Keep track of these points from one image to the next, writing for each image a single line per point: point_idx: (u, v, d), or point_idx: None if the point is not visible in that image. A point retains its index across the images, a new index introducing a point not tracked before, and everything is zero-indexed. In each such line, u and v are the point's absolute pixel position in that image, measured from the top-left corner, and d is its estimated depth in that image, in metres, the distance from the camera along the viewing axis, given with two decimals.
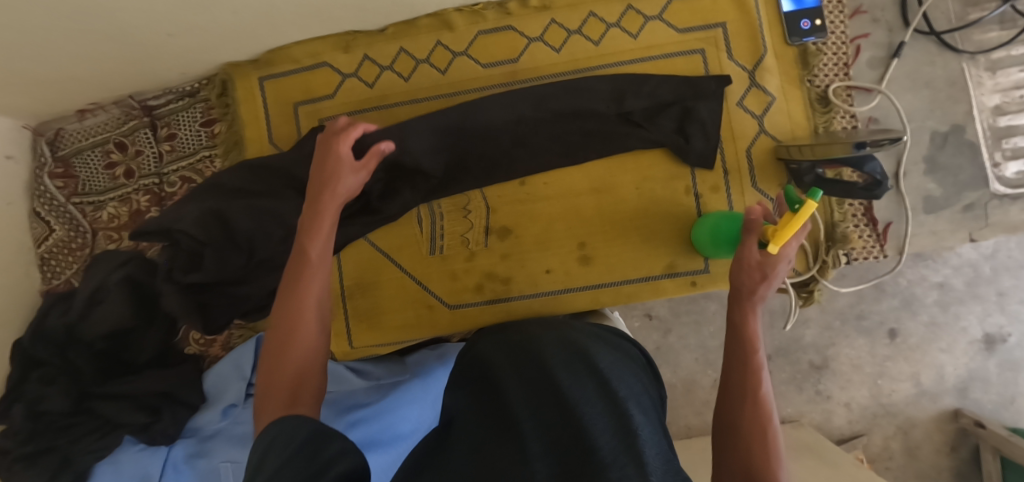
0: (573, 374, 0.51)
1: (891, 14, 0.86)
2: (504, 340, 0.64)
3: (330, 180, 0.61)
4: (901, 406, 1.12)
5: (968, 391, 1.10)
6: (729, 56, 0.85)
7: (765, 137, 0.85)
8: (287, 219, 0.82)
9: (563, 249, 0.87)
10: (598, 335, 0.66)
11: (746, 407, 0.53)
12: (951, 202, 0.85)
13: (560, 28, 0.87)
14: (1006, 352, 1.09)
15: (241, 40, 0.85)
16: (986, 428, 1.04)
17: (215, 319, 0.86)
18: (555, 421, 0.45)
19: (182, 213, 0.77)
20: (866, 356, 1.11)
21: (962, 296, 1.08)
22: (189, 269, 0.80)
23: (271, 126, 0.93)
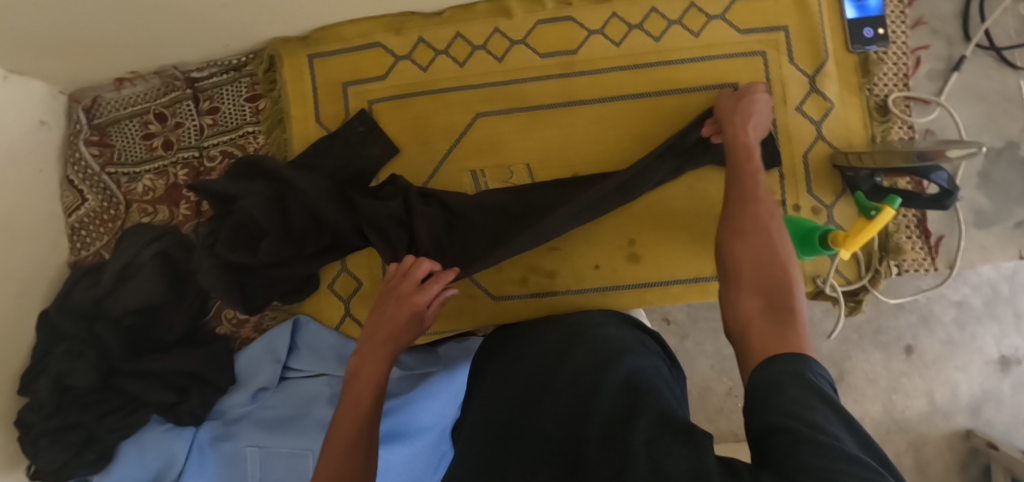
0: (578, 369, 0.61)
1: (952, 27, 0.85)
2: (540, 333, 0.72)
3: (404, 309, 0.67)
4: (913, 422, 1.05)
5: (981, 411, 1.03)
6: (789, 59, 0.84)
7: (822, 144, 0.84)
8: (329, 209, 0.82)
9: (611, 245, 0.84)
10: (622, 329, 0.68)
11: (747, 198, 0.60)
12: (1002, 217, 0.83)
13: (620, 22, 0.86)
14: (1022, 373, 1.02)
15: (293, 15, 0.83)
16: (999, 449, 0.97)
17: (255, 299, 0.84)
18: (569, 413, 0.57)
19: (252, 189, 0.81)
20: (881, 370, 1.05)
21: (979, 316, 1.02)
22: (236, 247, 0.79)
23: (316, 105, 0.91)
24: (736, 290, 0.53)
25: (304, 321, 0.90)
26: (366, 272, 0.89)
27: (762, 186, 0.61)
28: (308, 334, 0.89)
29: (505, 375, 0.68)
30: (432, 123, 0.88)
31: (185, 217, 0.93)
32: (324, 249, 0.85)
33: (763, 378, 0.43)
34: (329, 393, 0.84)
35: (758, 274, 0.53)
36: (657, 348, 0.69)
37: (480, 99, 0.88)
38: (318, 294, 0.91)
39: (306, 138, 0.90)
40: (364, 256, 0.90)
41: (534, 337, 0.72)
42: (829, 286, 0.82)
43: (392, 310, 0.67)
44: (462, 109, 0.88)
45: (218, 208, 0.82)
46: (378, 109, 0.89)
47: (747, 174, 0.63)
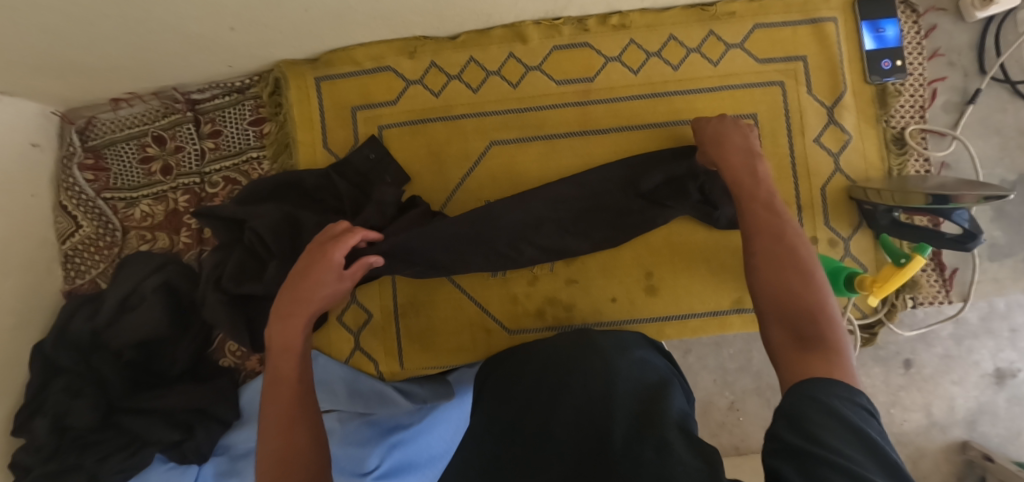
0: (587, 377, 0.65)
1: (968, 59, 0.85)
2: (550, 349, 0.73)
3: (311, 288, 0.63)
4: (911, 436, 1.01)
5: (977, 424, 0.99)
6: (807, 90, 0.84)
7: (839, 177, 0.83)
8: None
9: (629, 277, 0.83)
10: (648, 351, 0.71)
11: (758, 223, 0.56)
12: (1014, 250, 0.84)
13: (637, 49, 0.85)
14: (1016, 387, 0.99)
15: (303, 38, 0.80)
16: (994, 462, 0.94)
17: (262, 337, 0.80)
18: (585, 419, 0.61)
19: (261, 212, 0.77)
20: (880, 384, 1.02)
21: (976, 330, 0.99)
22: (241, 278, 0.76)
23: (324, 129, 0.88)
24: (769, 324, 0.50)
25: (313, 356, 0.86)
26: (376, 303, 0.86)
27: (780, 206, 0.57)
28: (317, 369, 0.86)
29: (519, 386, 0.71)
30: (446, 151, 0.86)
31: (185, 244, 0.90)
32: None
33: (787, 403, 0.41)
34: (339, 429, 0.79)
35: (788, 304, 0.49)
36: (664, 361, 0.72)
37: (496, 126, 0.86)
38: (327, 327, 0.87)
39: (315, 163, 0.88)
40: (375, 286, 0.86)
41: (539, 348, 0.74)
42: (846, 319, 0.82)
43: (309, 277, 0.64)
44: (477, 136, 0.86)
45: (226, 236, 0.79)
46: (389, 135, 0.87)
47: (757, 195, 0.59)
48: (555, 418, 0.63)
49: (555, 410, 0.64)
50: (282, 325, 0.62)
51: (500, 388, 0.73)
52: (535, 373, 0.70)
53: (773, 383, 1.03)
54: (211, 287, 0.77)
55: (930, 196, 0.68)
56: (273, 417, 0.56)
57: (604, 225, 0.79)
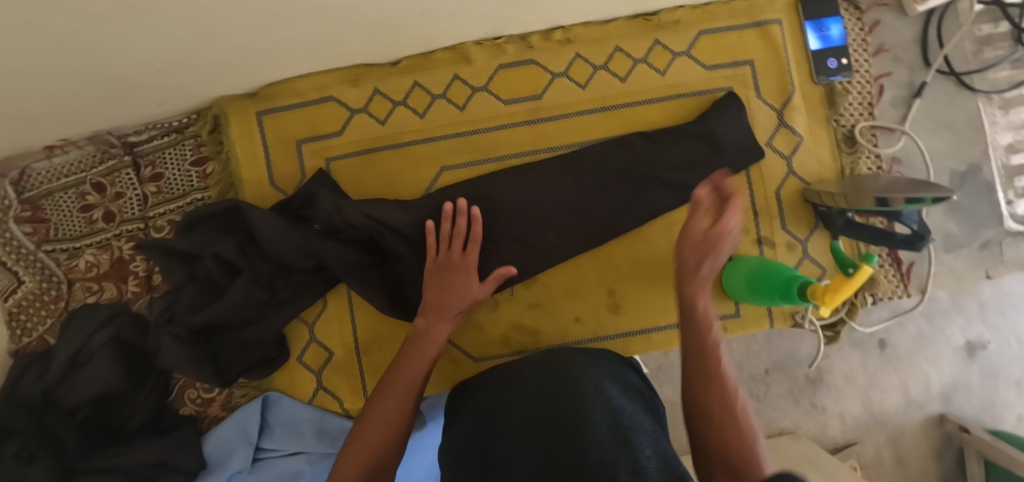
0: (557, 403, 0.61)
1: (913, 54, 0.85)
2: (515, 377, 0.68)
3: (453, 273, 0.73)
4: (891, 415, 1.01)
5: (952, 398, 1.00)
6: (757, 94, 0.83)
7: (793, 179, 0.83)
8: (287, 260, 0.76)
9: (591, 297, 0.82)
10: (614, 368, 0.69)
11: (693, 326, 0.54)
12: (969, 241, 0.85)
13: (584, 63, 0.83)
14: (986, 359, 1.00)
15: (238, 74, 0.78)
16: (971, 432, 0.94)
17: (229, 370, 0.78)
18: (554, 455, 0.57)
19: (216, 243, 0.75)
20: (858, 368, 1.01)
21: (947, 308, 0.98)
22: (194, 309, 0.74)
23: (270, 165, 0.85)
24: (699, 409, 0.51)
25: (276, 398, 0.83)
26: (337, 341, 0.84)
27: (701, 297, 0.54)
28: (281, 411, 0.83)
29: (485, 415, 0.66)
30: (397, 179, 0.84)
31: (135, 292, 0.87)
32: (295, 297, 0.80)
33: None
34: (310, 471, 0.79)
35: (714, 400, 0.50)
36: (636, 379, 0.70)
37: (446, 151, 0.84)
38: (287, 367, 0.85)
39: (262, 201, 0.85)
40: (334, 323, 0.84)
41: (509, 374, 0.69)
42: (808, 321, 0.82)
43: (435, 283, 0.73)
44: (427, 163, 0.84)
45: (172, 272, 0.75)
46: (337, 166, 0.84)
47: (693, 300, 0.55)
48: (529, 446, 0.59)
49: (521, 432, 0.61)
50: (432, 284, 0.73)
51: (467, 412, 0.69)
52: (496, 393, 0.67)
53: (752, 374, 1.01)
54: (162, 329, 0.74)
55: (876, 200, 0.68)
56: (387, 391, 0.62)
57: (561, 241, 0.80)
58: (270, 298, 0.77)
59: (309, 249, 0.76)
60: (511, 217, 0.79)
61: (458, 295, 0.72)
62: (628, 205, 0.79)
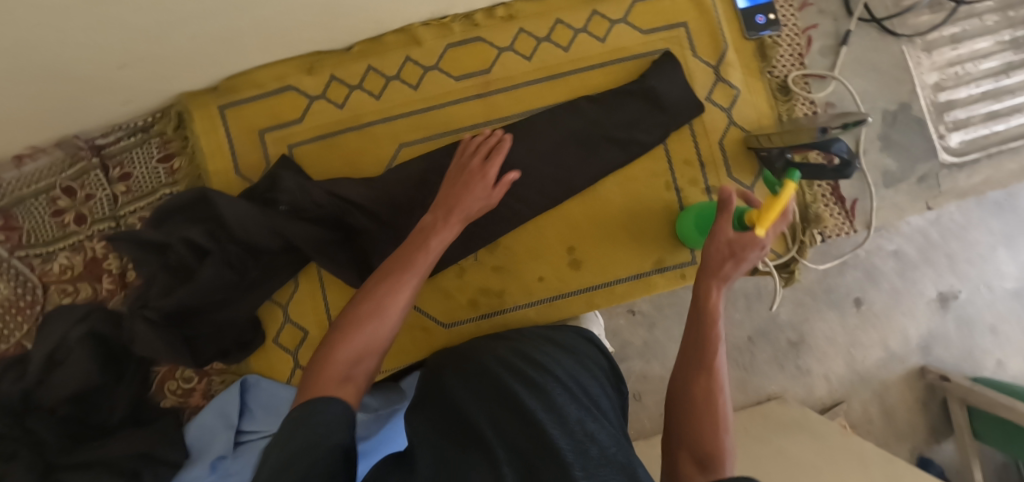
0: (525, 384, 0.58)
1: (835, 6, 0.91)
2: (478, 357, 0.66)
3: (466, 176, 0.74)
4: (874, 371, 1.13)
5: (931, 348, 1.13)
6: (692, 53, 0.88)
7: (735, 129, 0.88)
8: (258, 242, 0.78)
9: (552, 256, 0.85)
10: (580, 351, 0.68)
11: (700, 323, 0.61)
12: (906, 175, 0.90)
13: (528, 37, 0.88)
14: (959, 307, 1.13)
15: (198, 68, 0.81)
16: (951, 381, 1.06)
17: (204, 352, 0.80)
18: (515, 427, 0.53)
19: (183, 229, 0.76)
20: (838, 328, 1.12)
21: (918, 262, 1.12)
22: (166, 292, 0.76)
23: (235, 156, 0.88)
24: (698, 375, 0.58)
25: (254, 381, 0.85)
26: (311, 319, 0.87)
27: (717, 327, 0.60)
28: (259, 393, 0.85)
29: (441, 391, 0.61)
30: (359, 159, 0.87)
31: (111, 290, 0.89)
32: (266, 277, 0.83)
33: None
34: None
35: (697, 398, 0.57)
36: (600, 362, 0.69)
37: (404, 129, 0.88)
38: (264, 349, 0.87)
39: (229, 190, 0.88)
40: (307, 303, 0.87)
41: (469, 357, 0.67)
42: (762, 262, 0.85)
43: (454, 181, 0.74)
44: (387, 142, 0.88)
45: (141, 262, 0.76)
46: (300, 152, 0.88)
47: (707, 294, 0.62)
48: (471, 428, 0.54)
49: (461, 412, 0.56)
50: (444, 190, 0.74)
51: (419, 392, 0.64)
52: (431, 386, 0.64)
53: (737, 343, 1.11)
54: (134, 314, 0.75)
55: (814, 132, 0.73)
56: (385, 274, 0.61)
57: (520, 202, 0.82)
58: (244, 280, 0.80)
59: (280, 232, 0.79)
60: None
61: (472, 198, 0.72)
62: (584, 167, 0.83)
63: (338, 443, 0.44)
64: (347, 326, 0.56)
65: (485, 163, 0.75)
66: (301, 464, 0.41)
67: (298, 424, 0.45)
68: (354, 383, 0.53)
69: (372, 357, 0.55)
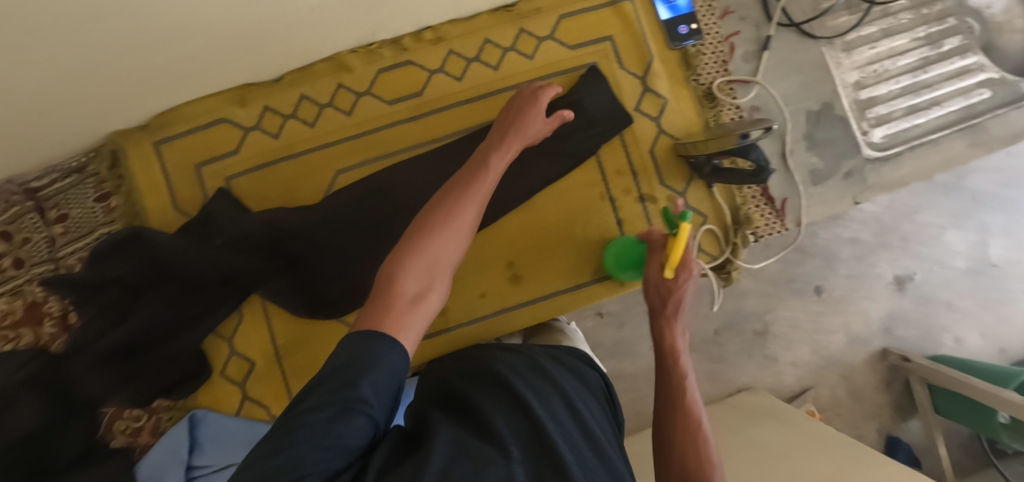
0: (537, 389, 0.52)
1: (755, 12, 0.94)
2: (487, 357, 0.59)
3: (522, 107, 0.70)
4: (840, 355, 1.16)
5: (892, 330, 1.16)
6: (619, 66, 0.90)
7: (664, 137, 0.90)
8: (194, 277, 0.79)
9: (492, 272, 0.87)
10: (574, 363, 0.61)
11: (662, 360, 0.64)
12: (833, 172, 0.93)
13: (457, 58, 0.89)
14: (916, 288, 1.16)
15: (126, 108, 0.81)
16: (912, 361, 1.10)
17: (147, 390, 0.80)
18: (527, 432, 0.46)
19: (117, 268, 0.77)
20: (801, 314, 1.15)
21: (874, 246, 1.15)
22: (102, 333, 0.77)
23: (172, 191, 0.88)
24: (674, 402, 0.59)
25: (202, 415, 0.84)
26: (256, 350, 0.87)
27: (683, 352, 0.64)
28: (208, 427, 0.84)
29: (453, 390, 0.54)
30: (296, 187, 0.88)
31: (53, 334, 0.88)
32: (208, 312, 0.82)
33: None
34: None
35: (677, 423, 0.57)
36: (596, 374, 0.62)
37: (340, 156, 0.89)
38: (210, 384, 0.86)
39: (167, 226, 0.88)
40: (252, 333, 0.87)
41: (476, 356, 0.60)
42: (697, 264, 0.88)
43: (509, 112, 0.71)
44: (323, 169, 0.88)
45: (79, 303, 0.77)
46: (237, 184, 0.88)
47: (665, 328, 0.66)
48: (482, 425, 0.46)
49: (473, 411, 0.48)
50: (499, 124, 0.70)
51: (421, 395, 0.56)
52: (435, 389, 0.57)
53: (705, 337, 1.13)
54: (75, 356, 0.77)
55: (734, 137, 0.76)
56: (455, 192, 0.57)
57: None
58: (185, 315, 0.80)
59: (218, 267, 0.80)
60: (411, 209, 0.85)
61: (529, 131, 0.69)
62: (519, 182, 0.85)
63: (377, 416, 0.39)
64: (419, 240, 0.52)
65: (534, 94, 0.72)
66: (320, 416, 0.37)
67: (340, 362, 0.40)
68: (424, 304, 0.47)
69: (440, 279, 0.51)
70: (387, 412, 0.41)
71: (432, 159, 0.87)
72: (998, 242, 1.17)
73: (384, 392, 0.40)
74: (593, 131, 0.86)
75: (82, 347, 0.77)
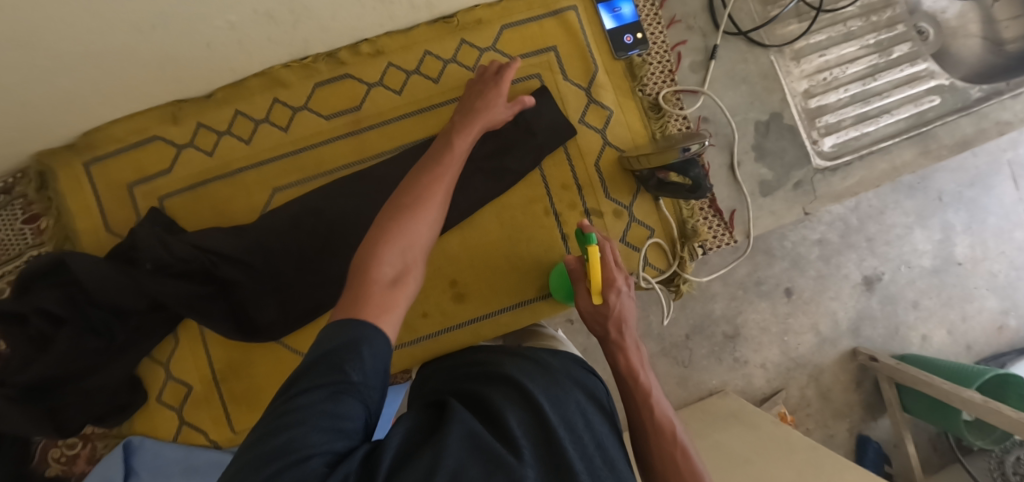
0: (550, 390, 0.51)
1: (703, 21, 0.92)
2: (501, 356, 0.58)
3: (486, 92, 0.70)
4: (809, 356, 1.14)
5: (860, 330, 1.15)
6: (563, 77, 0.88)
7: (609, 149, 0.88)
8: (121, 305, 0.77)
9: (434, 291, 0.85)
10: (584, 370, 0.59)
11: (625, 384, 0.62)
12: (782, 183, 0.93)
13: (397, 71, 0.87)
14: (884, 288, 1.16)
15: (47, 129, 0.78)
16: (878, 360, 1.09)
17: (71, 422, 0.77)
18: (539, 433, 0.45)
19: (38, 298, 0.73)
20: (770, 316, 1.13)
21: (840, 247, 1.14)
22: (23, 365, 0.73)
23: (103, 212, 0.86)
24: (648, 417, 0.58)
25: (138, 442, 0.82)
26: (194, 374, 0.86)
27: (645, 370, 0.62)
28: (144, 454, 0.82)
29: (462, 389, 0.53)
30: (231, 206, 0.86)
31: None
32: (138, 340, 0.81)
33: None
34: None
35: (658, 431, 0.57)
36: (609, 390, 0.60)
37: (277, 173, 0.86)
38: (146, 410, 0.85)
39: (99, 248, 0.85)
40: (188, 357, 0.86)
41: (491, 355, 0.59)
42: (643, 279, 0.86)
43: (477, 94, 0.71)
44: (260, 186, 0.86)
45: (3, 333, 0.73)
46: (171, 204, 0.86)
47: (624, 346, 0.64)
48: (495, 421, 0.45)
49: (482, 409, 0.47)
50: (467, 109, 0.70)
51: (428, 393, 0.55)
52: (448, 385, 0.56)
53: (674, 341, 1.12)
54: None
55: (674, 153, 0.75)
56: (427, 179, 0.57)
57: None
58: (115, 345, 0.79)
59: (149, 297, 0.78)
60: (346, 225, 0.83)
61: (495, 115, 0.69)
62: (461, 197, 0.83)
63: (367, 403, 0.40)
64: (392, 227, 0.52)
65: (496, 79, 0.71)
66: (318, 398, 0.38)
67: (330, 348, 0.40)
68: (402, 290, 0.48)
69: (416, 263, 0.51)
70: (378, 401, 0.41)
71: (374, 174, 0.85)
72: (962, 241, 1.17)
73: (375, 378, 0.41)
74: (537, 144, 0.84)
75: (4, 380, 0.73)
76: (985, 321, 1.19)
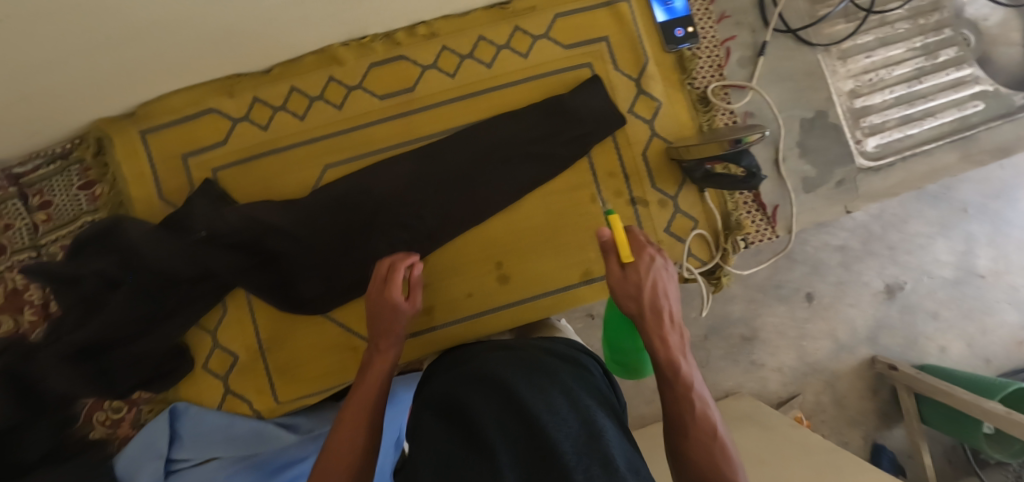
0: (530, 383, 0.49)
1: (753, 16, 0.93)
2: (485, 359, 0.57)
3: (382, 302, 0.64)
4: (826, 362, 1.15)
5: (877, 338, 1.16)
6: (614, 67, 0.90)
7: (657, 140, 0.89)
8: (175, 273, 0.78)
9: (480, 271, 0.86)
10: (572, 361, 0.58)
11: (660, 372, 0.56)
12: (825, 179, 0.94)
13: (451, 54, 0.88)
14: (905, 298, 1.16)
15: (110, 96, 0.79)
16: (898, 369, 1.09)
17: (120, 384, 0.79)
18: (518, 432, 0.43)
19: (98, 263, 0.75)
20: (788, 320, 1.14)
21: (862, 254, 1.14)
22: (78, 325, 0.75)
23: (157, 182, 0.87)
24: (678, 411, 0.54)
25: (183, 408, 0.83)
26: (239, 344, 0.87)
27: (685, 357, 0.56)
28: (188, 421, 0.82)
29: (448, 396, 0.52)
30: (281, 181, 0.87)
31: (33, 323, 0.86)
32: (184, 307, 0.82)
33: None
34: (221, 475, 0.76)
35: (691, 424, 0.53)
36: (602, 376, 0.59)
37: (326, 151, 0.88)
38: (192, 377, 0.86)
39: (151, 216, 0.87)
40: (236, 327, 0.87)
41: (478, 359, 0.58)
42: (686, 269, 0.88)
43: (373, 312, 0.64)
44: (311, 162, 0.88)
45: (60, 293, 0.75)
46: (223, 176, 0.87)
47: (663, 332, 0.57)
48: (471, 433, 0.44)
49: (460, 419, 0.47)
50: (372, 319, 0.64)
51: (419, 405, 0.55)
52: (438, 391, 0.55)
53: (692, 340, 1.13)
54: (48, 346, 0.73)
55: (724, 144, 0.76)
56: (346, 421, 0.57)
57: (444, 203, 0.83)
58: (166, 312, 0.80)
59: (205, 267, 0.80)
60: (395, 201, 0.83)
61: (401, 322, 0.64)
62: (503, 183, 0.84)
63: None
64: None
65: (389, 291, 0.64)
66: None
67: None
68: None
69: None
70: None
71: (425, 154, 0.85)
72: (984, 253, 1.17)
73: None
74: (585, 131, 0.85)
75: (57, 339, 0.74)
76: (1005, 336, 1.19)
